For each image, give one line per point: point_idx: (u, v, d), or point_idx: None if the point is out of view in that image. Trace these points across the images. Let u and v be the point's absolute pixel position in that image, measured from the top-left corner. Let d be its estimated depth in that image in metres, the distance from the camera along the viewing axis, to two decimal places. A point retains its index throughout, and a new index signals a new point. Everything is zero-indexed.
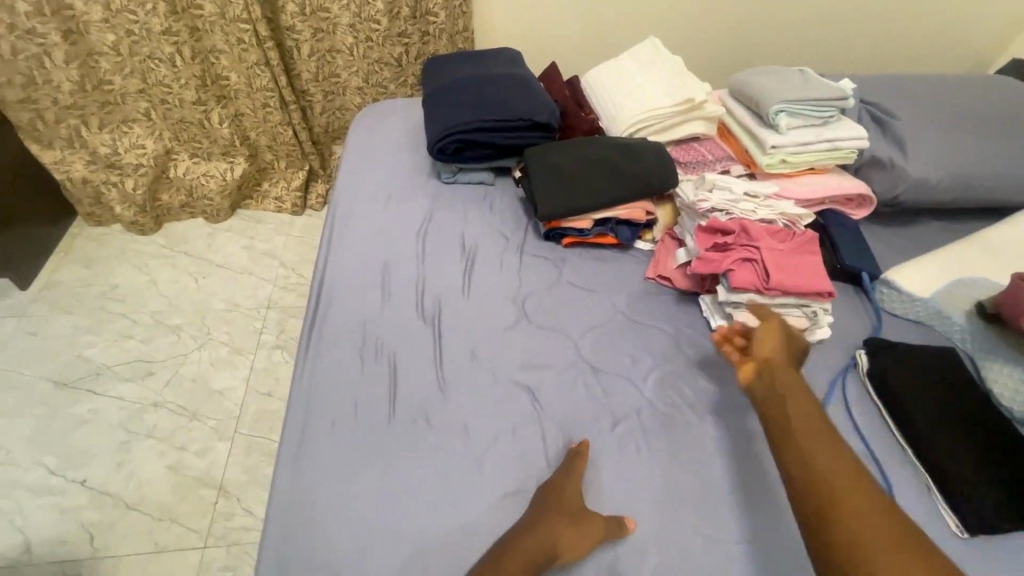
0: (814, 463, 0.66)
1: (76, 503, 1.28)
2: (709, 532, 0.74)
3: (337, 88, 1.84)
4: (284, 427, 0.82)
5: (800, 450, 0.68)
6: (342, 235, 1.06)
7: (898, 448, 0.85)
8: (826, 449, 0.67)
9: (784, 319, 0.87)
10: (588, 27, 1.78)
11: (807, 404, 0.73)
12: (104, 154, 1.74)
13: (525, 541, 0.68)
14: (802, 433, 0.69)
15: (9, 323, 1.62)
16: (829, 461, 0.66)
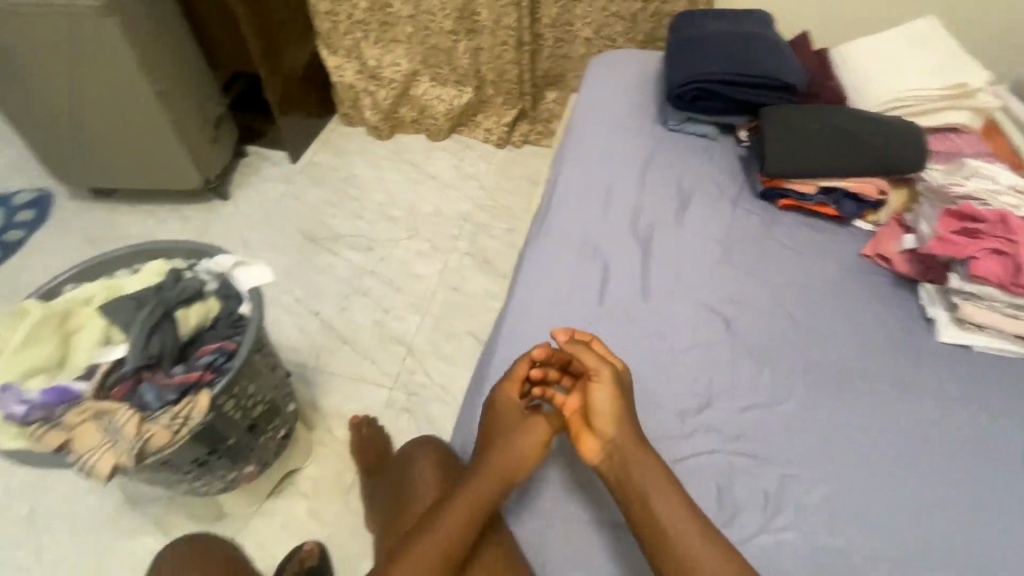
0: (655, 517, 0.72)
1: (309, 327, 1.65)
2: (878, 490, 0.79)
3: (568, 37, 1.96)
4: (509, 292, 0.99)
5: (648, 512, 0.73)
6: (572, 153, 1.19)
7: None
8: (656, 499, 0.73)
9: (617, 364, 0.84)
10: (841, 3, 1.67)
11: (636, 457, 0.76)
12: (371, 65, 2.10)
13: (449, 508, 0.77)
14: (643, 491, 0.74)
15: (279, 185, 2.05)
16: (671, 515, 0.72)
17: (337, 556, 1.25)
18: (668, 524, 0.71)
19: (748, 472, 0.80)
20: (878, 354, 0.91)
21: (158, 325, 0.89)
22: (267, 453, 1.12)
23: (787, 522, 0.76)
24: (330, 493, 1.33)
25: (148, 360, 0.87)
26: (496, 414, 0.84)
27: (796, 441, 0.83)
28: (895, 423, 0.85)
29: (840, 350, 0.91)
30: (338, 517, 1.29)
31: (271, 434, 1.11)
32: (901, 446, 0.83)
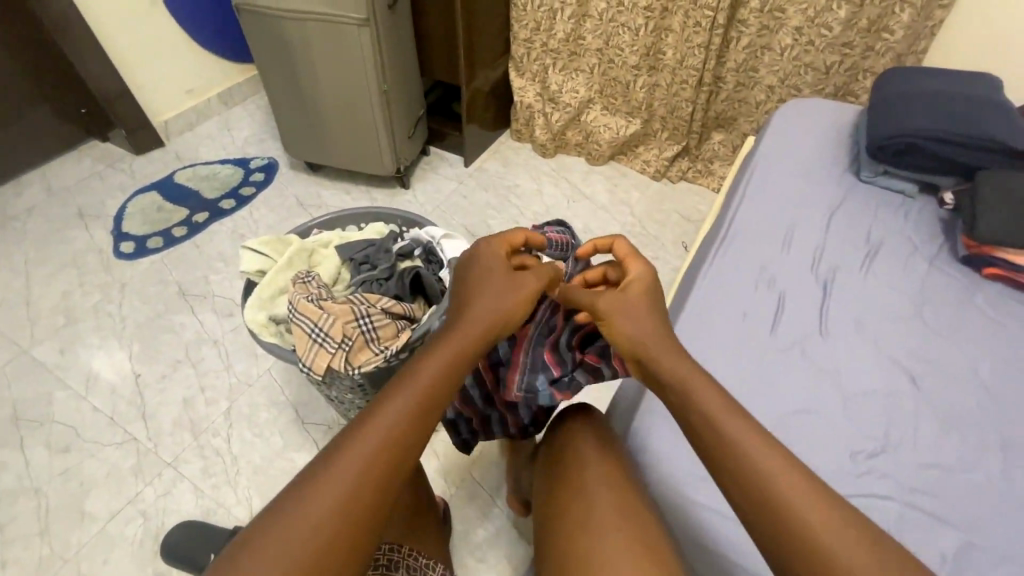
0: (730, 447, 0.68)
1: None
2: None
3: (750, 82, 1.99)
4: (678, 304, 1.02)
5: (728, 447, 0.68)
6: (755, 190, 1.22)
7: None
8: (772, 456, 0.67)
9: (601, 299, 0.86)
10: None
11: (667, 359, 0.76)
12: (552, 90, 2.29)
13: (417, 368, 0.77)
14: (713, 421, 0.70)
15: (453, 184, 2.30)
16: (758, 452, 0.67)
17: (455, 516, 1.35)
18: (754, 460, 0.66)
19: (933, 521, 0.75)
20: None
21: (400, 272, 1.09)
22: None
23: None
24: (457, 457, 1.45)
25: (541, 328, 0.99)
26: (491, 260, 0.88)
27: (987, 499, 0.78)
28: None
29: None
30: (461, 482, 1.41)
31: None
32: None
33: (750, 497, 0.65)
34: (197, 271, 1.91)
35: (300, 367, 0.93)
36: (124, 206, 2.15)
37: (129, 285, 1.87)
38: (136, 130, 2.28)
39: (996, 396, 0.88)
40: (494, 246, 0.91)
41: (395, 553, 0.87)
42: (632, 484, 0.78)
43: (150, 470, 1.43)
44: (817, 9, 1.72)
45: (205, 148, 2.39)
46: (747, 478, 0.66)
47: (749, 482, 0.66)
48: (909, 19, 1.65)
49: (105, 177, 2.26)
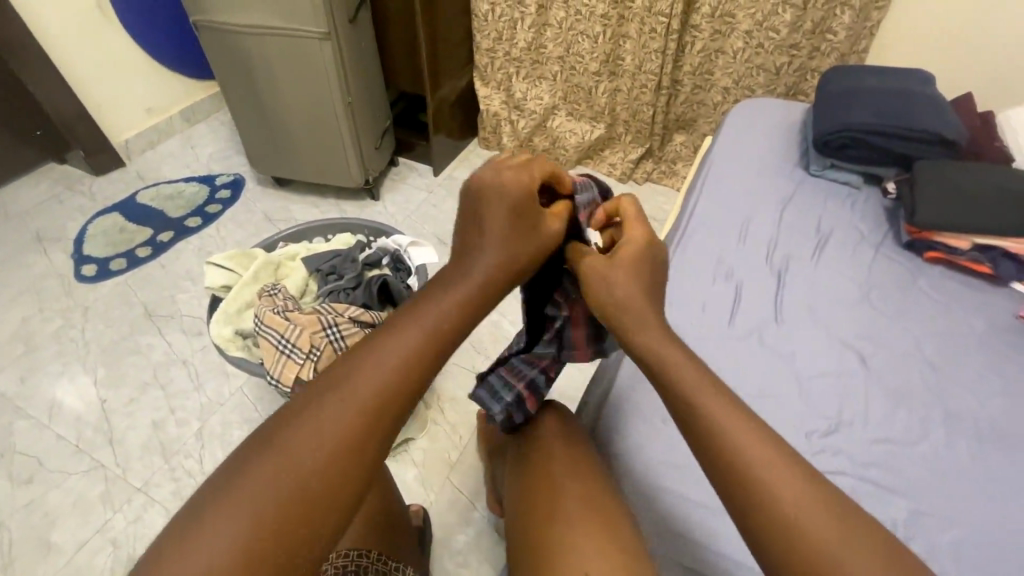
0: (709, 424, 0.63)
1: None
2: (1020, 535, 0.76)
3: (706, 84, 2.06)
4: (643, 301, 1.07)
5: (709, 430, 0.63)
6: (712, 186, 1.26)
7: None
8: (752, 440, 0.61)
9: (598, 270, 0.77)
10: (1001, 61, 1.69)
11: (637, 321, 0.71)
12: (516, 97, 2.32)
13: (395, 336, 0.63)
14: (690, 402, 0.66)
15: (423, 194, 2.31)
16: (749, 444, 0.61)
17: (435, 523, 1.35)
18: (728, 437, 0.62)
19: (884, 494, 0.79)
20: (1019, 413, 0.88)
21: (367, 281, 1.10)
22: None
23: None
24: (436, 465, 1.45)
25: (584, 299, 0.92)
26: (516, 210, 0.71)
27: (934, 470, 0.82)
28: None
29: (987, 402, 0.90)
30: (441, 489, 1.41)
31: None
32: None
33: (733, 484, 0.60)
34: (163, 291, 1.87)
35: (268, 380, 0.93)
36: (84, 228, 2.10)
37: (92, 309, 1.83)
38: (95, 150, 2.23)
39: (938, 373, 0.93)
40: (518, 180, 0.70)
41: (364, 559, 0.87)
42: (601, 476, 0.79)
43: (120, 496, 1.39)
44: (764, 13, 1.80)
45: (168, 167, 2.35)
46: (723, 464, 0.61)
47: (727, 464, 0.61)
48: (849, 21, 1.75)
49: (63, 199, 2.20)
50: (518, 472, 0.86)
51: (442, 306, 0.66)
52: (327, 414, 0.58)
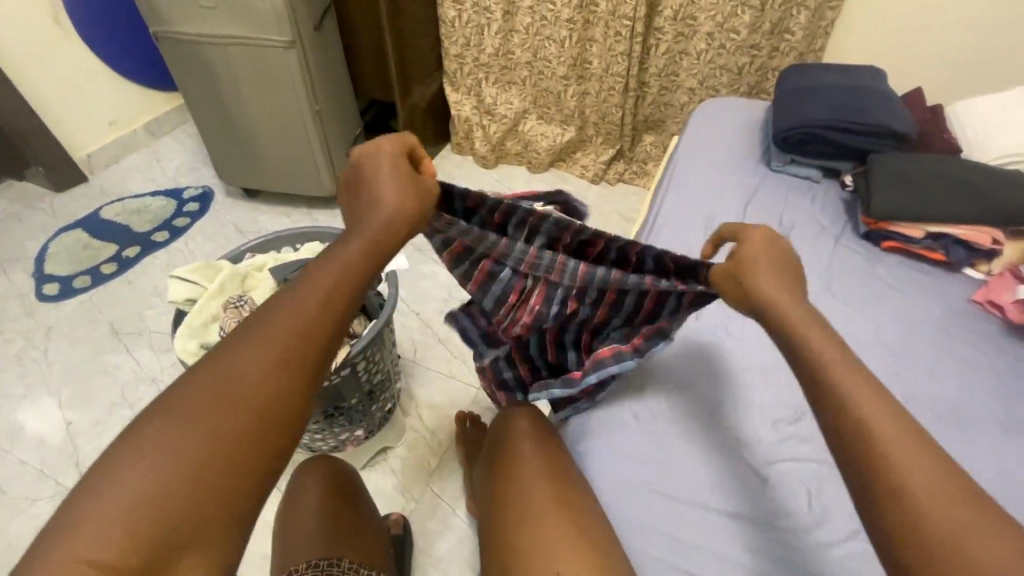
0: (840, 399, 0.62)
1: (411, 325, 1.81)
2: None
3: (672, 85, 2.10)
4: None
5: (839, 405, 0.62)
6: (678, 184, 1.29)
7: None
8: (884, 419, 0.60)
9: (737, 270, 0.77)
10: (950, 57, 1.76)
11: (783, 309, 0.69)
12: (487, 103, 2.33)
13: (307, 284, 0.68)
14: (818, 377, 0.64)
15: None
16: (880, 423, 0.60)
17: (416, 531, 1.34)
18: (861, 420, 0.60)
19: None
20: (974, 394, 0.92)
21: None
22: (373, 422, 1.28)
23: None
24: (416, 472, 1.44)
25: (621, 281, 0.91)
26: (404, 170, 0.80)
27: None
28: (989, 451, 0.85)
29: (944, 384, 0.93)
30: (421, 497, 1.40)
31: (381, 405, 1.28)
32: (993, 472, 0.83)
33: (856, 457, 0.59)
34: (130, 308, 1.83)
35: None
36: (46, 246, 2.03)
37: (55, 329, 1.77)
38: (55, 166, 2.17)
39: (896, 358, 0.96)
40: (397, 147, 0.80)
41: (335, 567, 0.87)
42: (570, 473, 0.80)
43: None
44: (724, 15, 1.84)
45: (134, 180, 2.30)
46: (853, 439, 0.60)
47: (856, 439, 0.60)
48: (806, 21, 1.80)
49: (23, 217, 2.13)
50: (490, 474, 0.86)
51: (348, 248, 0.71)
52: (243, 348, 0.61)
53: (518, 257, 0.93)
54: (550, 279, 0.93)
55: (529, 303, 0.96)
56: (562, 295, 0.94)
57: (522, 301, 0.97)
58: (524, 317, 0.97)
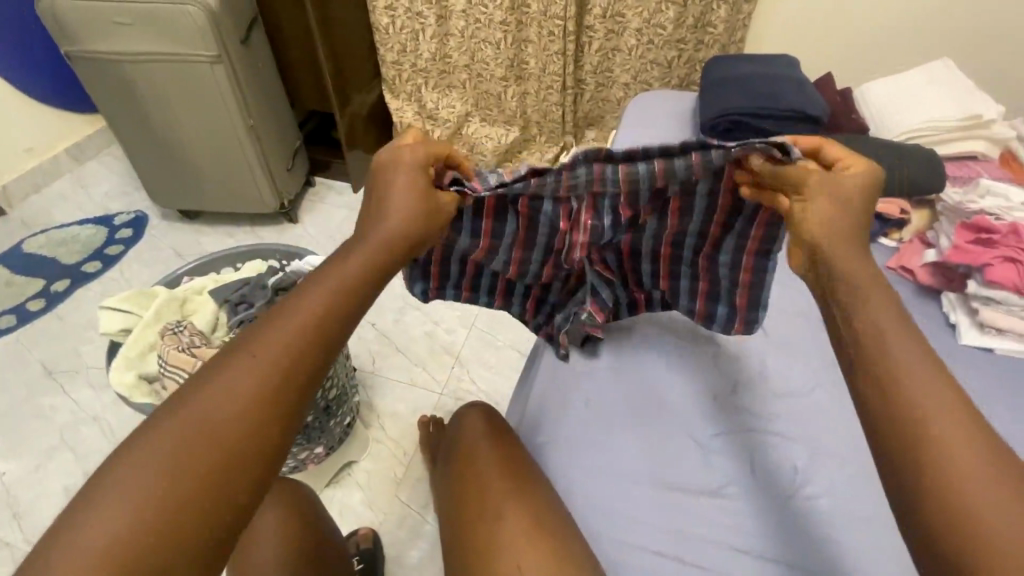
0: (891, 368, 0.59)
1: (367, 336, 1.79)
2: None
3: (608, 81, 2.15)
4: None
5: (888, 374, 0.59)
6: None
7: None
8: (934, 392, 0.57)
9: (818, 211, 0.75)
10: (856, 43, 1.89)
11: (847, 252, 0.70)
12: (429, 107, 2.33)
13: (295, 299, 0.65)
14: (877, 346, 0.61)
15: (344, 212, 2.27)
16: (931, 398, 0.57)
17: (387, 542, 1.33)
18: (917, 395, 0.57)
19: None
20: None
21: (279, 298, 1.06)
22: (333, 438, 1.27)
23: (815, 493, 0.88)
24: (383, 483, 1.43)
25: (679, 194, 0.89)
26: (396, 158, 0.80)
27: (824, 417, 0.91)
28: None
29: None
30: (389, 508, 1.39)
31: (339, 419, 1.26)
32: None
33: (905, 431, 0.56)
34: (62, 345, 1.72)
35: None
36: None
37: None
38: None
39: (831, 348, 1.06)
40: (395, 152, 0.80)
41: None
42: (527, 469, 0.81)
43: None
44: (649, 12, 1.91)
45: (59, 209, 2.17)
46: (900, 416, 0.57)
47: (898, 416, 0.57)
48: (726, 15, 1.89)
49: None
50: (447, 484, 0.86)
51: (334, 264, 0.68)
52: (230, 362, 0.59)
53: (584, 183, 0.87)
54: (622, 194, 0.88)
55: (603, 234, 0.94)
56: (610, 204, 0.90)
57: (595, 237, 0.94)
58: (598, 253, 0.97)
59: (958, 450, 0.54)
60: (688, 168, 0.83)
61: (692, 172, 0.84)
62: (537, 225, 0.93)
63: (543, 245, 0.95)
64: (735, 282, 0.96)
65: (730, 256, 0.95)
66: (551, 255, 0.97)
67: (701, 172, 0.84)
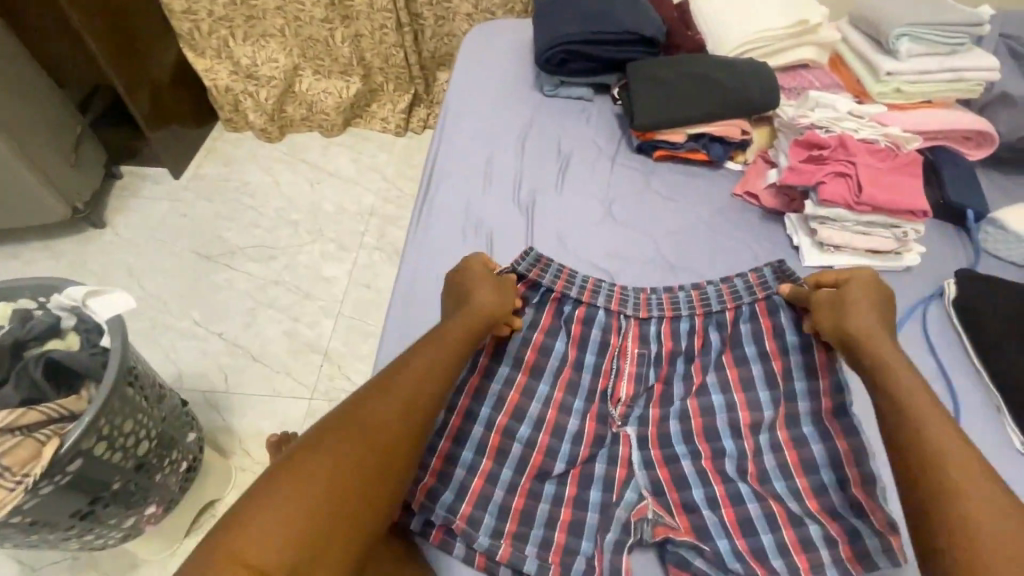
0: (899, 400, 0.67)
1: (215, 349, 1.55)
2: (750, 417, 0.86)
3: (448, 14, 1.91)
4: (401, 267, 0.99)
5: (896, 407, 0.67)
6: (450, 133, 1.18)
7: (967, 360, 0.87)
8: (940, 425, 0.64)
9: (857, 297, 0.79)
10: None
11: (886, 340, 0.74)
12: (245, 64, 1.95)
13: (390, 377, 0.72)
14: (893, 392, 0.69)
15: (165, 205, 1.90)
16: (931, 421, 0.65)
17: None
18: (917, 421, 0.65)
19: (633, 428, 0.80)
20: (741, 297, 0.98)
21: None
22: (170, 490, 1.05)
23: None
24: None
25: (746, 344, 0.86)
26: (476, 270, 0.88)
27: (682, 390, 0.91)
28: None
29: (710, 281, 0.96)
30: None
31: (171, 468, 1.04)
32: None
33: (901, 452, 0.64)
34: None
35: None
36: None
37: None
38: None
39: None
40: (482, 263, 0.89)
41: None
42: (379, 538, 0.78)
43: None
44: None
45: None
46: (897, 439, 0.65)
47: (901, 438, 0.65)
48: None
49: None
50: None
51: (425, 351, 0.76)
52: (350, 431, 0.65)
53: (580, 284, 0.91)
54: (640, 318, 0.90)
55: (625, 359, 0.87)
56: (657, 330, 0.89)
57: (615, 360, 0.87)
58: (624, 383, 0.85)
59: (948, 458, 0.61)
60: (747, 284, 0.89)
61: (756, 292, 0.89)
62: (559, 335, 0.89)
63: (585, 377, 0.86)
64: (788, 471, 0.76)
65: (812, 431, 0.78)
66: (591, 403, 0.85)
67: (732, 302, 0.89)
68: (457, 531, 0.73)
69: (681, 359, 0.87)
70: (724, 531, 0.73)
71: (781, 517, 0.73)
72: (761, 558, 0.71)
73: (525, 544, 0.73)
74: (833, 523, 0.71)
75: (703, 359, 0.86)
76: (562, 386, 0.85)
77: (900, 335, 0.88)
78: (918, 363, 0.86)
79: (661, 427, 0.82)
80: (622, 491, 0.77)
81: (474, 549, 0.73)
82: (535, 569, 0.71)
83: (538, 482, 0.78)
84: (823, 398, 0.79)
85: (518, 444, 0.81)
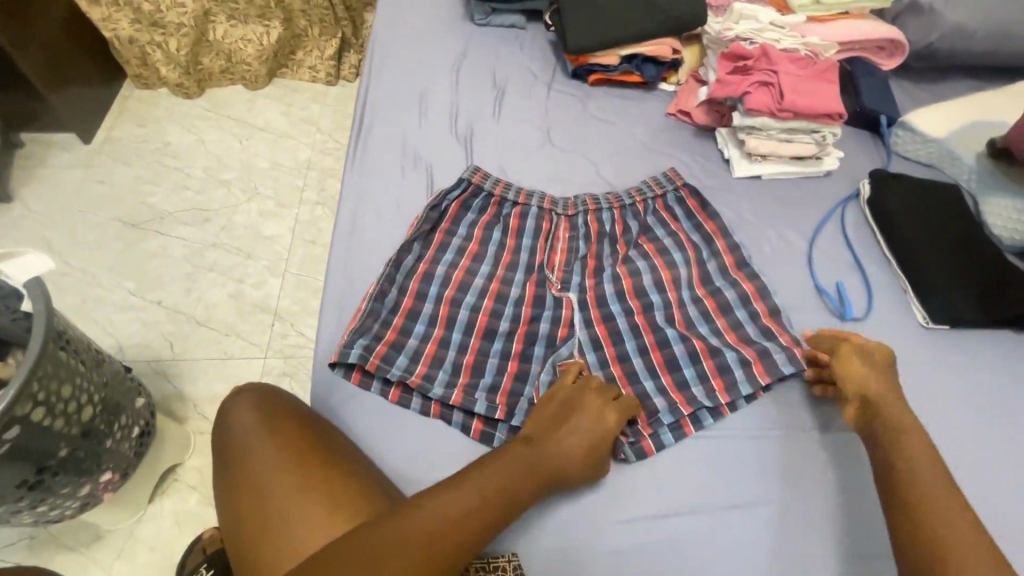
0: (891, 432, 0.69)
1: (156, 319, 1.48)
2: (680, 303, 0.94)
3: None
4: (339, 203, 0.96)
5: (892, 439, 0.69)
6: (379, 68, 1.13)
7: (879, 252, 0.94)
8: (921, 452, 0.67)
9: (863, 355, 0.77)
10: None
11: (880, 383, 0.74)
12: (147, 11, 1.74)
13: (435, 499, 0.63)
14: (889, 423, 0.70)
15: (78, 171, 1.75)
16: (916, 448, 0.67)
17: None
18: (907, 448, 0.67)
19: (570, 332, 0.83)
20: None
21: None
22: (125, 457, 1.03)
23: None
24: None
25: (658, 224, 0.93)
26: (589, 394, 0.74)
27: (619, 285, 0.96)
28: None
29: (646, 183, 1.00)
30: None
31: (122, 434, 1.01)
32: None
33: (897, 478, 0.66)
34: None
35: None
36: None
37: None
38: None
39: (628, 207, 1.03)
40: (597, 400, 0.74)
41: None
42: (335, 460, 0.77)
43: None
44: None
45: None
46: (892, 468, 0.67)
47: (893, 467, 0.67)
48: None
49: None
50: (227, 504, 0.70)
51: (475, 478, 0.66)
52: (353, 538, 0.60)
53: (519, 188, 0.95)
54: (569, 215, 0.93)
55: (559, 239, 0.91)
56: (588, 221, 0.93)
57: (550, 240, 0.91)
58: (559, 255, 0.89)
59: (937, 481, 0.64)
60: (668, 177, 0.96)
61: (675, 180, 0.95)
62: (495, 225, 0.92)
63: (524, 255, 0.89)
64: (708, 317, 0.84)
65: (726, 285, 0.86)
66: (532, 272, 0.88)
67: (658, 189, 0.95)
68: (413, 386, 0.77)
69: (610, 237, 0.92)
70: (652, 373, 0.80)
71: (701, 351, 0.80)
72: (682, 387, 0.79)
73: (476, 390, 0.77)
74: (746, 348, 0.81)
75: (626, 238, 0.92)
76: (503, 265, 0.88)
77: (820, 234, 0.95)
78: (836, 256, 0.93)
79: (610, 325, 0.83)
80: (562, 346, 0.82)
81: (430, 400, 0.77)
82: (485, 409, 0.76)
83: (487, 341, 0.82)
84: (725, 255, 0.88)
85: (464, 311, 0.83)
